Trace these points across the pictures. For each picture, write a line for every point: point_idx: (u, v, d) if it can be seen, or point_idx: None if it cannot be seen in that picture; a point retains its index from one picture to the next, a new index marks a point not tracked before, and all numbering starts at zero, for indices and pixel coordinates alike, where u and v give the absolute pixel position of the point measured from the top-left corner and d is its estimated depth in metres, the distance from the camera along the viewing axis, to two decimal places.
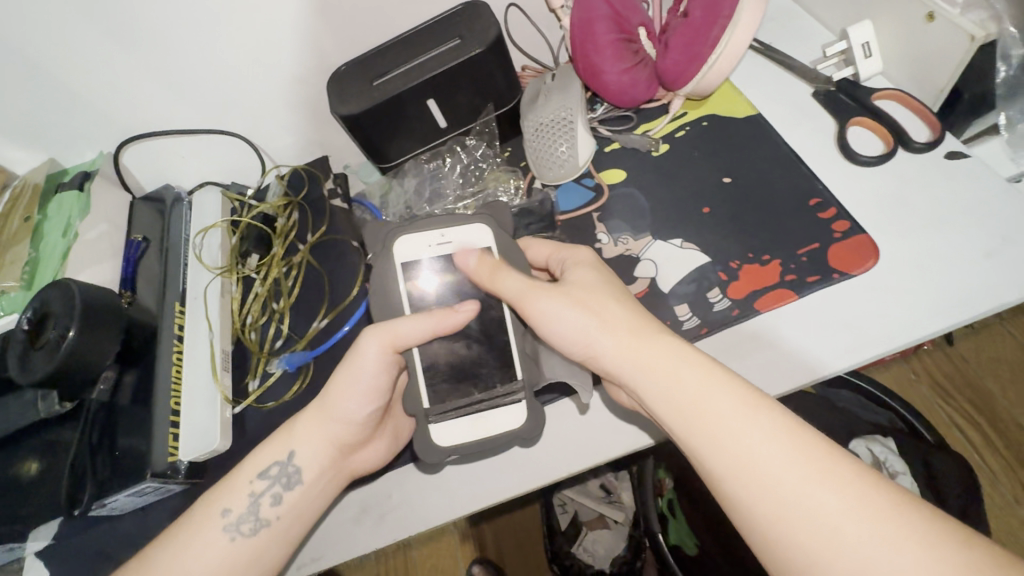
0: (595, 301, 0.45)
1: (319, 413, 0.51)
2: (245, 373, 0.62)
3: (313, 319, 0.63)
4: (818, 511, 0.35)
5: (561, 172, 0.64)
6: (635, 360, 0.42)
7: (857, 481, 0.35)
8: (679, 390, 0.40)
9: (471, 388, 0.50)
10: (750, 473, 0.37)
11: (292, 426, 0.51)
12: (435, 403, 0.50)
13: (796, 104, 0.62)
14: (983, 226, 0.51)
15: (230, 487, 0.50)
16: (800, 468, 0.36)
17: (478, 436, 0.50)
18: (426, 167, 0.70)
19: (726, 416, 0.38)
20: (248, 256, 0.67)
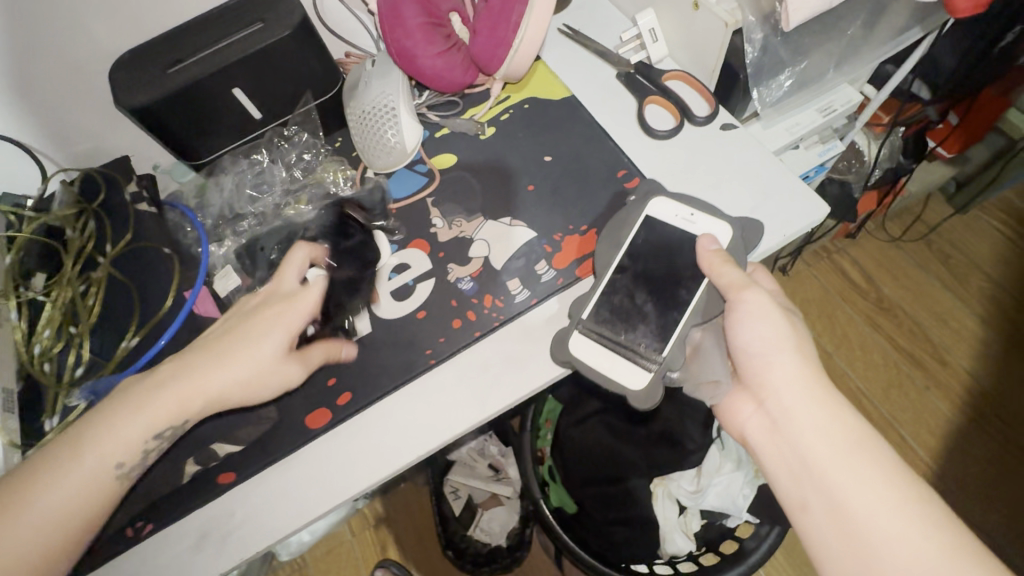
0: (801, 341, 0.52)
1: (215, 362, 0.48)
2: (40, 412, 0.53)
3: (121, 338, 0.56)
4: (901, 547, 0.42)
5: (391, 159, 0.63)
6: (814, 389, 0.49)
7: (941, 536, 0.41)
8: (836, 430, 0.47)
9: (618, 328, 0.53)
10: (852, 511, 0.44)
11: (192, 390, 0.47)
12: (595, 323, 0.53)
13: (603, 85, 0.67)
14: (752, 185, 0.59)
15: (124, 439, 0.45)
16: (897, 506, 0.43)
17: (602, 366, 0.52)
18: (246, 162, 0.65)
19: (860, 463, 0.45)
20: (32, 277, 0.57)
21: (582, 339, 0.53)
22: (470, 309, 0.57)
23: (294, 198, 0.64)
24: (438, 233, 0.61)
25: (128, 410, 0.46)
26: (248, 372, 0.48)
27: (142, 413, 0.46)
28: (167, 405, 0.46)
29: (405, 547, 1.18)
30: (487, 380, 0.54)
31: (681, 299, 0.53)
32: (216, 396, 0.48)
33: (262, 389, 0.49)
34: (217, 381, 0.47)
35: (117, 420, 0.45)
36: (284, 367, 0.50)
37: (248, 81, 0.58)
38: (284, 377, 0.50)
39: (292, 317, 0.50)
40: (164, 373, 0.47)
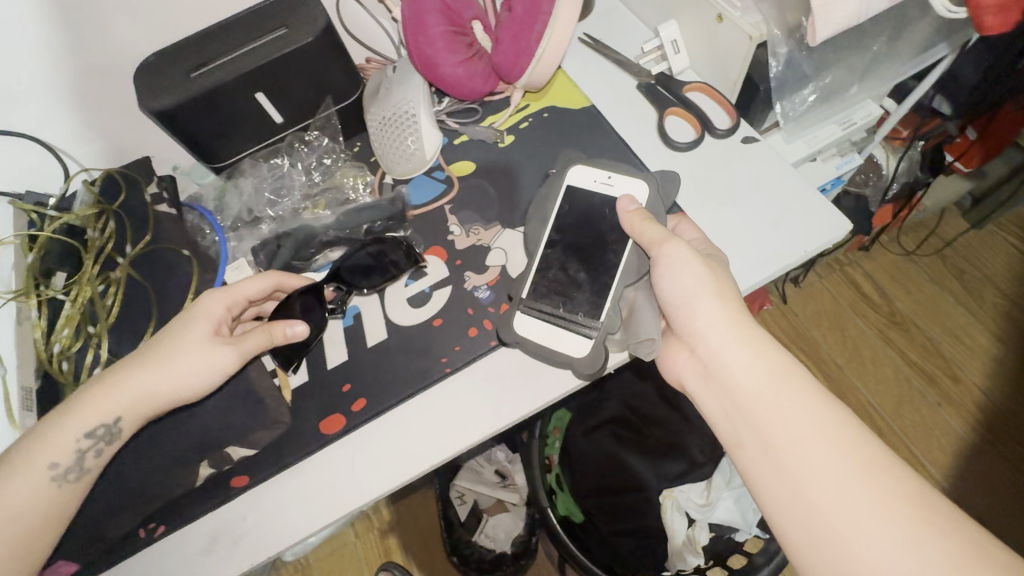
0: (720, 281, 0.49)
1: (151, 359, 0.47)
2: (57, 411, 0.54)
3: (139, 340, 0.56)
4: (826, 479, 0.39)
5: (409, 165, 0.63)
6: (735, 329, 0.47)
7: (867, 459, 0.39)
8: (760, 368, 0.45)
9: (555, 302, 0.54)
10: (779, 445, 0.42)
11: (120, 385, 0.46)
12: (531, 298, 0.54)
13: (624, 95, 0.67)
14: (773, 198, 0.59)
15: (62, 439, 0.44)
16: (823, 438, 0.41)
17: (545, 340, 0.53)
18: (266, 166, 0.66)
19: (783, 395, 0.43)
20: (53, 275, 0.58)
21: (524, 318, 0.54)
22: (486, 318, 0.57)
23: (313, 202, 0.65)
24: (455, 240, 0.61)
25: (65, 420, 0.45)
26: (168, 362, 0.47)
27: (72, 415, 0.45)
28: (100, 406, 0.45)
29: (409, 550, 1.18)
30: (502, 390, 0.54)
31: (609, 263, 0.54)
32: (149, 394, 0.46)
33: (188, 383, 0.47)
34: (147, 381, 0.46)
35: (56, 431, 0.44)
36: (214, 352, 0.48)
37: (270, 86, 0.58)
38: (223, 363, 0.49)
39: (218, 309, 0.50)
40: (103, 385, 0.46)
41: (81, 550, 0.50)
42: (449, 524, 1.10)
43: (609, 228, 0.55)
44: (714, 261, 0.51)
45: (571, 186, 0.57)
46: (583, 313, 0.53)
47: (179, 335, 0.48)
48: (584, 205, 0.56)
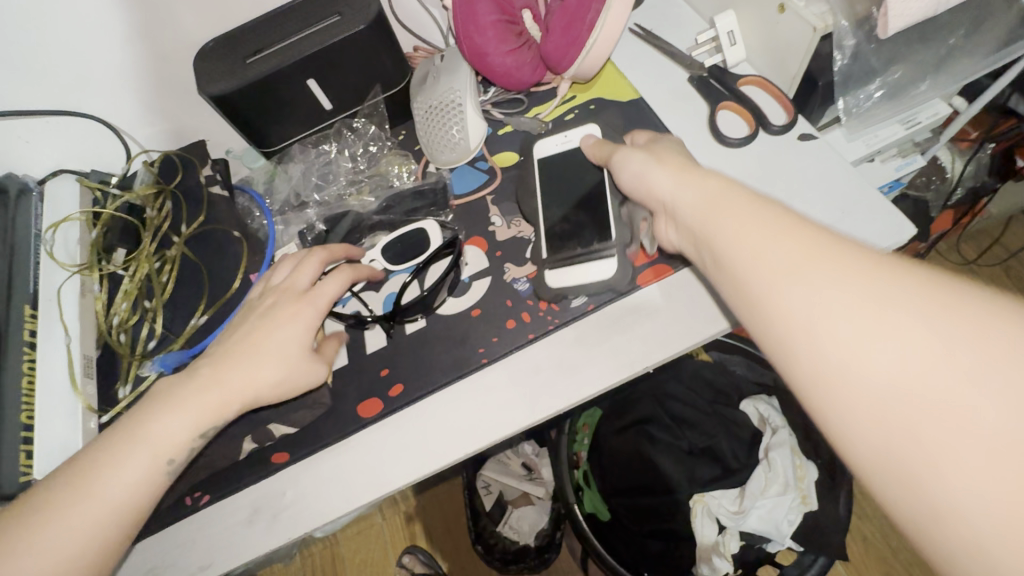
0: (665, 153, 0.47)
1: (244, 352, 0.47)
2: (115, 379, 0.57)
3: (191, 316, 0.59)
4: (820, 305, 0.31)
5: (453, 155, 0.63)
6: (683, 178, 0.43)
7: (965, 362, 0.27)
8: (711, 200, 0.40)
9: (573, 245, 0.55)
10: (750, 286, 0.35)
11: (222, 379, 0.46)
12: (550, 253, 0.56)
13: (674, 87, 0.65)
14: (830, 198, 0.56)
15: (171, 436, 0.44)
16: (793, 242, 0.34)
17: (577, 280, 0.54)
18: (314, 152, 0.67)
19: (737, 213, 0.37)
20: (113, 251, 0.61)
21: (554, 272, 0.55)
22: (524, 311, 0.56)
23: (358, 189, 0.66)
24: (496, 232, 0.61)
25: (166, 410, 0.45)
26: (271, 364, 0.48)
27: (176, 408, 0.45)
28: (212, 396, 0.45)
29: (434, 536, 1.20)
30: (539, 383, 0.53)
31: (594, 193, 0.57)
32: (256, 391, 0.47)
33: (284, 376, 0.48)
34: (252, 377, 0.47)
35: (163, 415, 0.45)
36: (310, 359, 0.50)
37: (322, 73, 0.59)
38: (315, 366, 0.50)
39: (313, 312, 0.50)
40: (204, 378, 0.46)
41: None
42: (475, 513, 1.11)
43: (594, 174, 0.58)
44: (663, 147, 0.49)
45: (542, 156, 0.61)
46: (586, 236, 0.55)
47: (274, 328, 0.49)
48: (549, 159, 0.60)
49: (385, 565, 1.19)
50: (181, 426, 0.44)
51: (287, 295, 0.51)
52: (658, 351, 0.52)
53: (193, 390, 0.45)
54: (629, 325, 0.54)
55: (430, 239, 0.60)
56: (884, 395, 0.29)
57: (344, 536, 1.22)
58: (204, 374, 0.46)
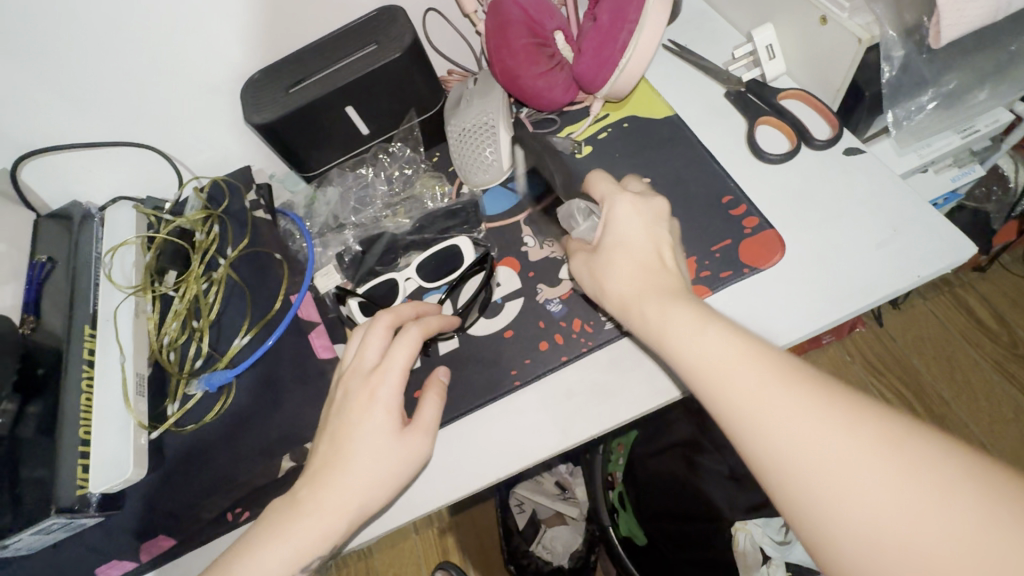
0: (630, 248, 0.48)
1: (331, 467, 0.45)
2: (164, 397, 0.59)
3: (235, 336, 0.60)
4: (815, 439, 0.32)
5: (486, 176, 0.64)
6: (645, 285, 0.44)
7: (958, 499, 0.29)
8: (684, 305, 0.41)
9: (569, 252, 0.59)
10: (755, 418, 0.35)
11: (319, 498, 0.44)
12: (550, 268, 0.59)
13: (710, 103, 0.64)
14: (877, 216, 0.53)
15: (271, 568, 0.43)
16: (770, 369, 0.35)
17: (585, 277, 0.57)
18: (351, 175, 0.69)
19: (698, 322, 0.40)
20: (165, 273, 0.64)
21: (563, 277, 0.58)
22: (557, 332, 0.56)
23: (394, 210, 0.67)
24: (529, 252, 0.61)
25: (271, 539, 0.44)
26: (370, 471, 0.45)
27: (283, 538, 0.44)
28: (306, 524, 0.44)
29: (468, 553, 1.19)
30: (573, 406, 0.52)
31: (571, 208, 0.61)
32: (357, 508, 0.45)
33: (374, 476, 0.45)
34: (351, 492, 0.44)
35: (266, 546, 0.44)
36: (402, 444, 0.46)
37: (359, 100, 0.61)
38: (413, 448, 0.47)
39: (386, 393, 0.47)
40: (306, 499, 0.45)
41: (179, 525, 0.55)
42: (508, 532, 1.10)
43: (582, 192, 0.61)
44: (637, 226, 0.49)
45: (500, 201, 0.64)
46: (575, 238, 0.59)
47: (361, 432, 0.46)
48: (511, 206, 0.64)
49: None
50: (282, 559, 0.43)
51: (357, 379, 0.48)
52: None
53: (291, 517, 0.44)
54: None
55: (463, 255, 0.61)
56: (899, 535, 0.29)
57: (380, 549, 1.22)
58: (304, 496, 0.45)
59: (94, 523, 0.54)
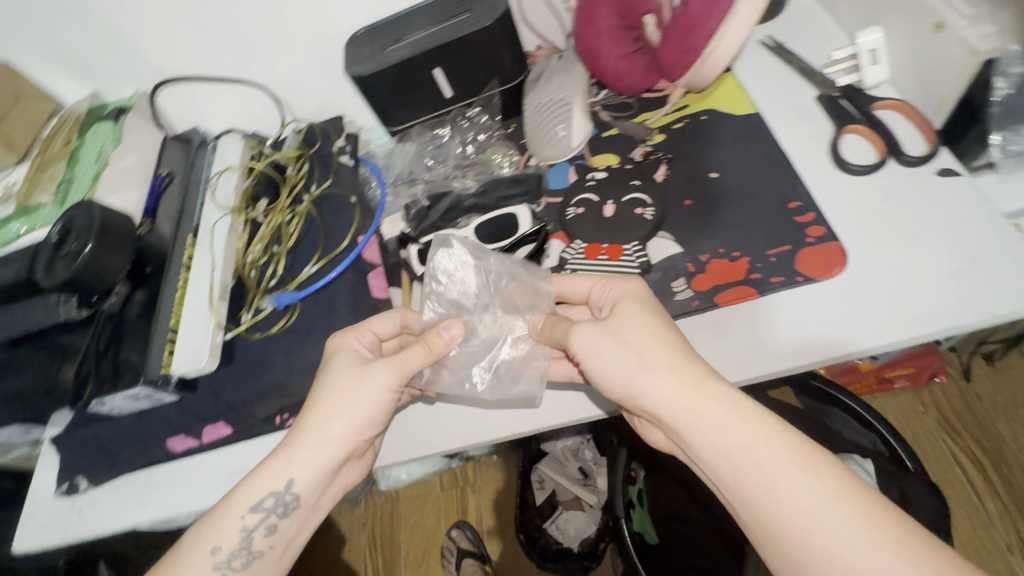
0: (640, 344, 0.45)
1: (319, 414, 0.51)
2: (241, 307, 0.66)
3: (306, 264, 0.66)
4: (787, 501, 0.37)
5: (555, 151, 0.66)
6: (676, 400, 0.42)
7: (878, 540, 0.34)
8: (670, 389, 0.43)
9: (601, 236, 0.59)
10: (745, 476, 0.39)
11: (292, 451, 0.50)
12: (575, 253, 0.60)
13: (799, 105, 0.61)
14: (960, 245, 0.49)
15: (252, 493, 0.49)
16: (740, 435, 0.40)
17: (608, 264, 0.57)
18: (429, 134, 0.73)
19: (690, 395, 0.42)
20: (258, 200, 0.71)
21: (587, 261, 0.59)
22: None
23: (463, 172, 0.71)
24: (569, 222, 0.61)
25: (254, 477, 0.50)
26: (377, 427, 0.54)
27: (249, 483, 0.50)
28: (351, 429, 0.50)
29: (484, 517, 1.24)
30: None
31: (629, 186, 0.61)
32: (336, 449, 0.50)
33: (352, 417, 0.50)
34: (330, 424, 0.50)
35: (255, 480, 0.50)
36: (374, 391, 0.51)
37: (446, 63, 0.65)
38: (376, 384, 0.51)
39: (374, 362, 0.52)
40: (300, 443, 0.50)
41: (234, 417, 0.62)
42: (524, 506, 1.13)
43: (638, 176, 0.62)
44: (618, 305, 0.49)
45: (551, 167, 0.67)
46: (618, 220, 0.59)
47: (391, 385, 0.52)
48: (562, 178, 0.65)
49: (435, 531, 1.26)
50: (325, 463, 0.50)
51: (349, 357, 0.53)
52: (728, 374, 0.50)
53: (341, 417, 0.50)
54: (702, 341, 0.52)
55: (520, 224, 0.62)
56: (849, 560, 0.34)
57: (406, 497, 1.30)
58: (306, 439, 0.50)
59: (171, 400, 0.62)
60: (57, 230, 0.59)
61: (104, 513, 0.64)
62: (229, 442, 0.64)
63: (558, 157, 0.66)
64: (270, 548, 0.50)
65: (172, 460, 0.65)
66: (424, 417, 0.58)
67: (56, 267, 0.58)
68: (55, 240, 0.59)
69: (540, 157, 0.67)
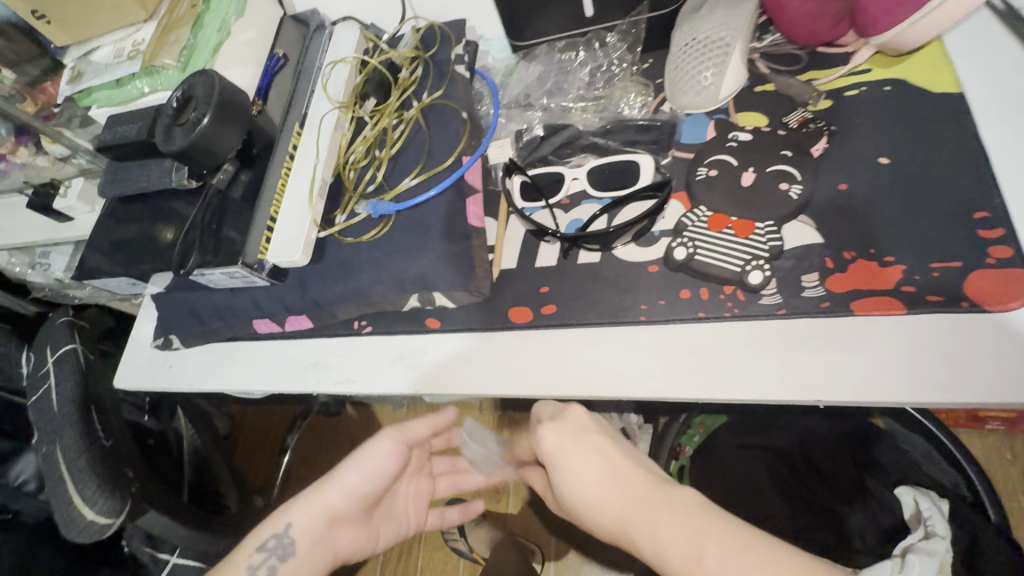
0: (582, 419, 0.51)
1: (320, 488, 0.60)
2: (336, 207, 0.65)
3: (405, 176, 0.64)
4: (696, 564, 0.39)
5: (696, 100, 0.58)
6: (624, 501, 0.45)
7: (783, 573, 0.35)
8: (607, 484, 0.47)
9: (733, 208, 0.52)
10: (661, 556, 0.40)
11: (293, 501, 0.59)
12: (696, 221, 0.53)
13: (1016, 94, 0.50)
14: None
15: (264, 528, 0.57)
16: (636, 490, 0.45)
17: (733, 240, 0.51)
18: (557, 57, 0.66)
19: (621, 490, 0.45)
20: (367, 99, 0.68)
21: (708, 232, 0.52)
22: (704, 287, 0.52)
23: (583, 105, 0.63)
24: (698, 184, 0.55)
25: (280, 509, 0.59)
26: (375, 511, 0.64)
27: (268, 520, 0.58)
28: (352, 496, 0.60)
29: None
30: (691, 367, 0.50)
31: (778, 157, 0.53)
32: (332, 505, 0.59)
33: (358, 489, 0.60)
34: (348, 474, 0.61)
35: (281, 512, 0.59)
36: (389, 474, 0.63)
37: None
38: (387, 448, 0.62)
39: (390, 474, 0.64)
40: (309, 492, 0.59)
41: (315, 314, 0.63)
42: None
43: (790, 146, 0.53)
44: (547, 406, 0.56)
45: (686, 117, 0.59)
46: (756, 193, 0.52)
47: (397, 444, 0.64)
48: (699, 133, 0.58)
49: None
50: (324, 507, 0.58)
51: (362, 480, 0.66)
52: (843, 392, 0.45)
53: (352, 473, 0.61)
54: (823, 348, 0.47)
55: (640, 174, 0.57)
56: None
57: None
58: (317, 486, 0.60)
59: (263, 285, 0.64)
60: (178, 95, 0.60)
61: (189, 375, 0.70)
62: (308, 336, 0.66)
63: (698, 108, 0.58)
64: None
65: (255, 341, 0.68)
66: (498, 357, 0.57)
67: (174, 134, 0.59)
68: (176, 106, 0.60)
69: (675, 104, 0.59)
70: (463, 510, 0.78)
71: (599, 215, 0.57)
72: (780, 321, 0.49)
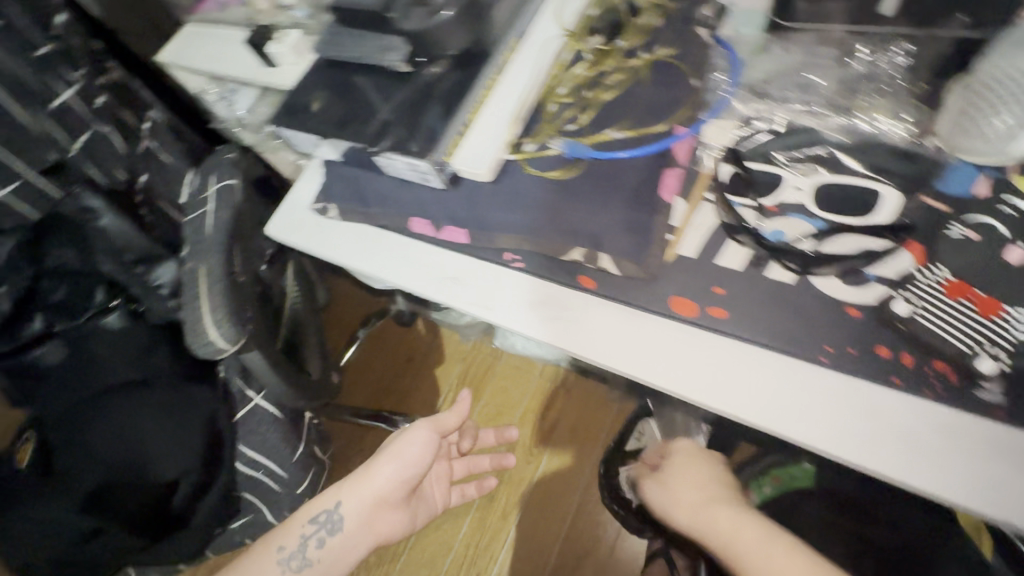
0: (667, 476, 0.68)
1: (357, 483, 0.70)
2: (527, 135, 0.63)
3: (610, 126, 0.60)
4: None
5: (978, 147, 0.50)
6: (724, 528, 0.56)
7: None
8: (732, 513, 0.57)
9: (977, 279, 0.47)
10: None
11: (339, 485, 0.71)
12: (925, 279, 0.48)
13: None
14: None
15: (323, 500, 0.71)
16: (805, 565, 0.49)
17: (962, 315, 0.46)
18: (813, 50, 0.61)
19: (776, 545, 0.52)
20: (594, 35, 0.65)
21: (933, 298, 0.47)
22: (910, 353, 0.46)
23: (828, 111, 0.57)
24: (942, 240, 0.48)
25: (328, 491, 0.71)
26: (410, 497, 0.76)
27: (318, 498, 0.71)
28: (394, 481, 0.71)
29: (556, 435, 1.28)
30: (858, 429, 0.46)
31: None
32: (377, 494, 0.71)
33: (405, 452, 0.72)
34: (386, 470, 0.71)
35: (330, 492, 0.71)
36: (429, 447, 0.73)
37: None
38: (422, 427, 0.74)
39: (444, 416, 0.77)
40: (353, 480, 0.71)
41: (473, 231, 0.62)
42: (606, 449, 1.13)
43: None
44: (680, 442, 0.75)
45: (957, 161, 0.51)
46: (1010, 275, 0.46)
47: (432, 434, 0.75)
48: (965, 185, 0.50)
49: (516, 405, 1.34)
50: (367, 494, 0.70)
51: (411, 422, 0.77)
52: None
53: (390, 468, 0.72)
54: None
55: (876, 206, 0.51)
56: None
57: (501, 372, 1.39)
58: (359, 471, 0.71)
59: (434, 187, 0.65)
60: None
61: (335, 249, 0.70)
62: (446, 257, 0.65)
63: (977, 155, 0.50)
64: (316, 560, 0.68)
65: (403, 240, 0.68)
66: (647, 340, 0.55)
67: (414, 13, 0.60)
68: None
69: (948, 143, 0.51)
70: (478, 487, 0.95)
71: (807, 236, 0.52)
72: (989, 422, 0.44)
